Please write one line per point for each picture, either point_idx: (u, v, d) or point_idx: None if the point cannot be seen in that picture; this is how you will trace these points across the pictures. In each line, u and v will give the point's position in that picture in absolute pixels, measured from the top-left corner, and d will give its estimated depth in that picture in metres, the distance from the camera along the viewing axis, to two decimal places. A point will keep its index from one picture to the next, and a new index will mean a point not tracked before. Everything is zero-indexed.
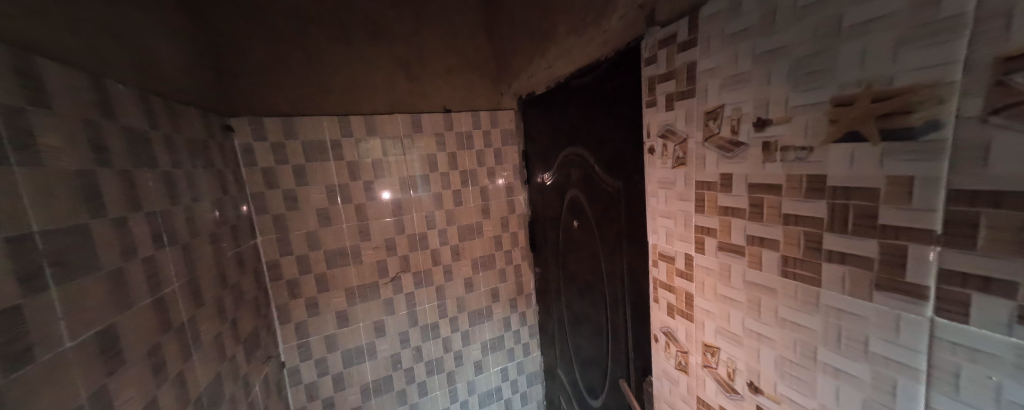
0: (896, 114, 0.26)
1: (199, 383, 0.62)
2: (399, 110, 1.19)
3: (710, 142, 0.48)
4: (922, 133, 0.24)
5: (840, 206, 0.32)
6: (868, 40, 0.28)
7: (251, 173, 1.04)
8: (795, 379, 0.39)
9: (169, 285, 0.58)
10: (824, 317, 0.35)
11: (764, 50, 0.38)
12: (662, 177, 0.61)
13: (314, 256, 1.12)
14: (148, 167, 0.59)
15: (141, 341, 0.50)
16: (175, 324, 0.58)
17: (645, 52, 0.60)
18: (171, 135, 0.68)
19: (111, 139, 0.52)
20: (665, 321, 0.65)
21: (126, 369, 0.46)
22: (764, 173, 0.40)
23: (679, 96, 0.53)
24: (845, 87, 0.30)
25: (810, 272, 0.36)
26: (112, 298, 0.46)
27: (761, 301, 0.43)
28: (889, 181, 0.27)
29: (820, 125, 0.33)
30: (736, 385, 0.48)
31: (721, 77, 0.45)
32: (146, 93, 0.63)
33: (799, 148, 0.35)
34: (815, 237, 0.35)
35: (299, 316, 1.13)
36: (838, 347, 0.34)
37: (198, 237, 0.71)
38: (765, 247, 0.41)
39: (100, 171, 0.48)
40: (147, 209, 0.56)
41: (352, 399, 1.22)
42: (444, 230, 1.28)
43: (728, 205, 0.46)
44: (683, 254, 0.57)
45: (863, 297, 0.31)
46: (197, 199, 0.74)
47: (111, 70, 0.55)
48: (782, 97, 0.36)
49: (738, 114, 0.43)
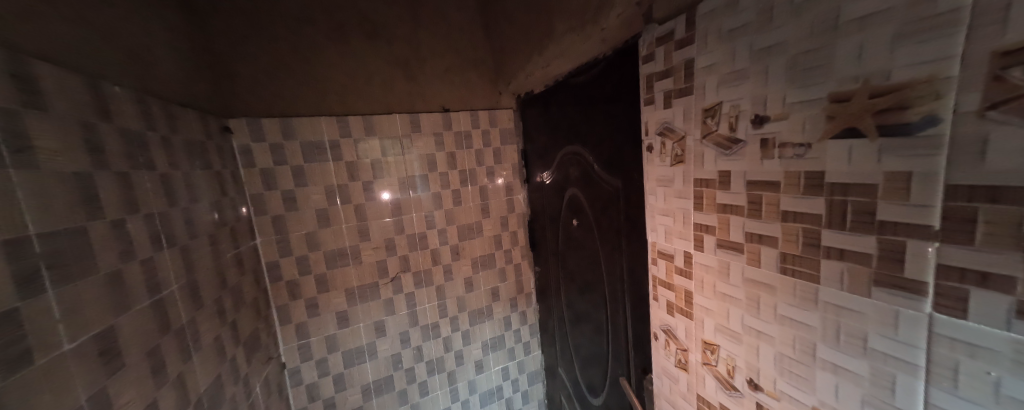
0: (894, 110, 0.26)
1: (199, 384, 0.62)
2: (398, 110, 1.19)
3: (708, 139, 0.48)
4: (918, 129, 0.24)
5: (839, 202, 0.32)
6: (866, 36, 0.27)
7: (250, 174, 1.03)
8: (794, 376, 0.39)
9: (168, 287, 0.58)
10: (822, 313, 0.35)
11: (761, 47, 0.38)
12: (660, 175, 0.60)
13: (314, 256, 1.12)
14: (146, 168, 0.59)
15: (141, 343, 0.50)
16: (174, 325, 0.58)
17: (643, 50, 0.60)
18: (169, 137, 0.68)
19: (109, 141, 0.52)
20: (664, 319, 0.65)
21: (126, 371, 0.46)
22: (762, 169, 0.40)
23: (677, 94, 0.53)
24: (843, 83, 0.30)
25: (809, 268, 0.36)
26: (111, 299, 0.46)
27: (760, 298, 0.43)
28: (887, 177, 0.27)
29: (818, 121, 0.32)
30: (736, 383, 0.48)
31: (719, 74, 0.45)
32: (143, 95, 0.63)
33: (797, 144, 0.35)
34: (813, 234, 0.35)
35: (299, 316, 1.13)
36: (837, 344, 0.34)
37: (196, 238, 0.70)
38: (764, 244, 0.41)
39: (97, 173, 0.48)
40: (145, 211, 0.56)
41: (353, 399, 1.22)
42: (444, 230, 1.28)
43: (726, 202, 0.46)
44: (682, 252, 0.57)
45: (861, 294, 0.31)
46: (195, 200, 0.74)
47: (107, 73, 0.55)
48: (780, 94, 0.36)
49: (736, 111, 0.42)
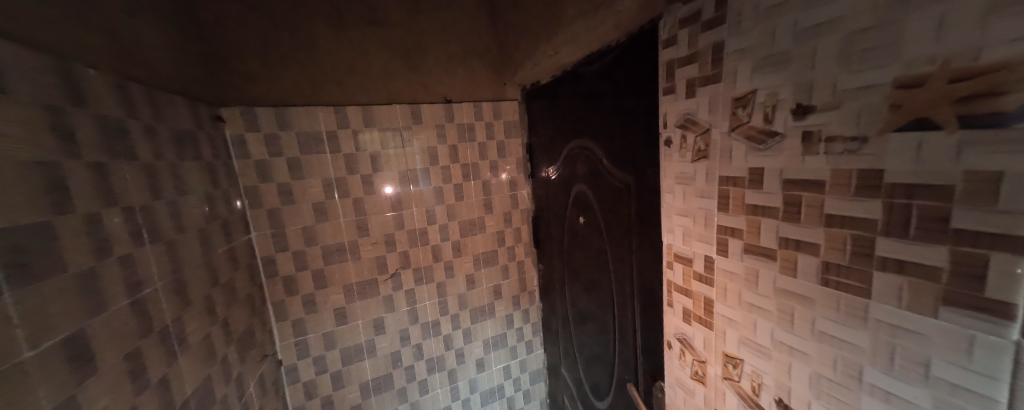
0: (981, 97, 0.21)
1: (186, 387, 0.59)
2: (398, 101, 1.15)
3: (738, 132, 0.43)
4: (1016, 120, 0.19)
5: (900, 207, 0.27)
6: (946, 8, 0.23)
7: (243, 165, 1.00)
8: (833, 399, 0.35)
9: (150, 285, 0.54)
10: (873, 333, 0.31)
11: (807, 25, 0.33)
12: (680, 172, 0.56)
13: (311, 251, 1.09)
14: (126, 159, 0.55)
15: (117, 346, 0.46)
16: (159, 326, 0.55)
17: (665, 33, 0.55)
18: (154, 126, 0.65)
19: (81, 128, 0.48)
20: (679, 327, 0.61)
21: (100, 377, 0.43)
22: (803, 167, 0.35)
23: (702, 82, 0.48)
24: (914, 65, 0.25)
25: (859, 282, 0.32)
26: (82, 301, 0.42)
27: (794, 311, 0.39)
28: (969, 177, 0.23)
29: (876, 112, 0.28)
30: (761, 401, 0.44)
31: (754, 58, 0.40)
32: (123, 79, 0.59)
33: (848, 138, 0.30)
34: (865, 242, 0.30)
35: (296, 313, 1.11)
36: (889, 369, 0.30)
37: (185, 233, 0.67)
38: (802, 252, 0.37)
39: (68, 163, 0.44)
40: (124, 204, 0.53)
41: (352, 397, 1.20)
42: (445, 225, 1.24)
43: (758, 203, 0.42)
44: (702, 256, 0.53)
45: (925, 314, 0.27)
46: (184, 193, 0.70)
47: (80, 53, 0.51)
48: (829, 79, 0.31)
49: (774, 100, 0.38)
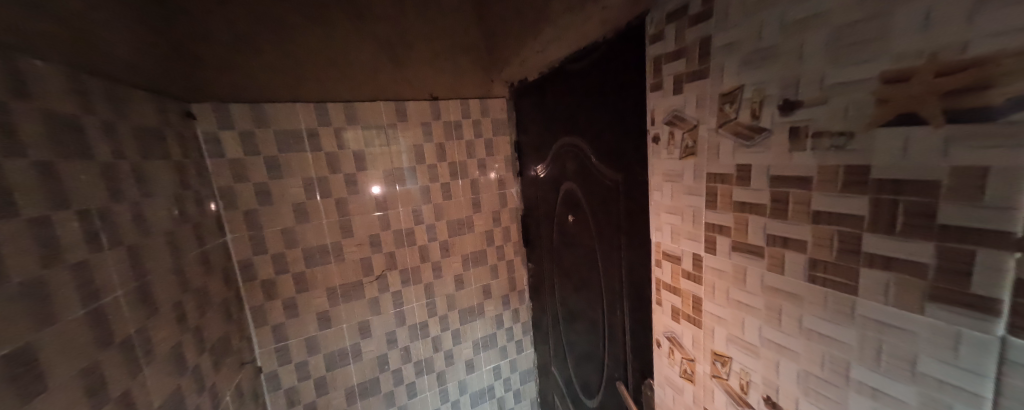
0: (968, 91, 0.20)
1: (152, 401, 0.56)
2: (382, 98, 1.12)
3: (726, 129, 0.43)
4: (1002, 113, 0.19)
5: (886, 203, 0.27)
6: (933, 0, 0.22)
7: (217, 164, 0.95)
8: (820, 396, 0.35)
9: (109, 294, 0.51)
10: (860, 330, 0.31)
11: (794, 19, 0.33)
12: (668, 169, 0.56)
13: (292, 254, 1.05)
14: (81, 158, 0.51)
15: (72, 360, 0.43)
16: (120, 337, 0.51)
17: (652, 28, 0.54)
18: (113, 122, 0.60)
19: (25, 125, 0.43)
20: (668, 325, 0.61)
21: (51, 395, 0.39)
22: (790, 163, 0.35)
23: (689, 78, 0.48)
24: (902, 58, 0.24)
25: (846, 278, 0.31)
26: (28, 313, 0.39)
27: (782, 309, 0.38)
28: (956, 172, 0.22)
29: (864, 107, 0.27)
30: (750, 399, 0.44)
31: (741, 53, 0.39)
32: (76, 72, 0.54)
33: (835, 133, 0.30)
34: (852, 239, 0.30)
35: (276, 318, 1.06)
36: (876, 366, 0.30)
37: (151, 237, 0.63)
38: (789, 249, 0.37)
39: (7, 163, 0.40)
40: (78, 207, 0.49)
41: (337, 403, 1.16)
42: (432, 225, 1.22)
43: (746, 200, 0.42)
44: (690, 254, 0.53)
45: (912, 310, 0.26)
46: (150, 195, 0.66)
47: (35, 45, 0.47)
48: (817, 74, 0.31)
49: (762, 96, 0.37)
